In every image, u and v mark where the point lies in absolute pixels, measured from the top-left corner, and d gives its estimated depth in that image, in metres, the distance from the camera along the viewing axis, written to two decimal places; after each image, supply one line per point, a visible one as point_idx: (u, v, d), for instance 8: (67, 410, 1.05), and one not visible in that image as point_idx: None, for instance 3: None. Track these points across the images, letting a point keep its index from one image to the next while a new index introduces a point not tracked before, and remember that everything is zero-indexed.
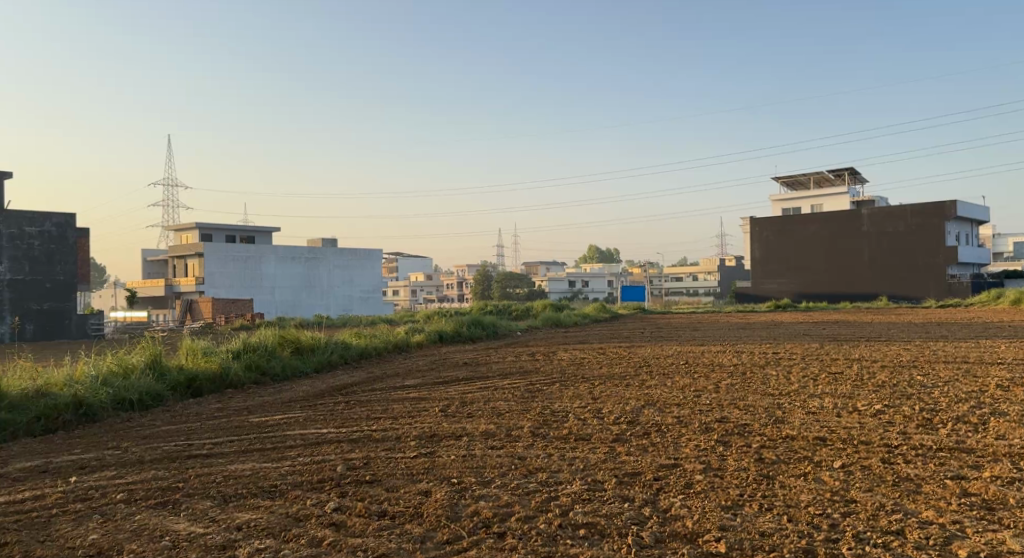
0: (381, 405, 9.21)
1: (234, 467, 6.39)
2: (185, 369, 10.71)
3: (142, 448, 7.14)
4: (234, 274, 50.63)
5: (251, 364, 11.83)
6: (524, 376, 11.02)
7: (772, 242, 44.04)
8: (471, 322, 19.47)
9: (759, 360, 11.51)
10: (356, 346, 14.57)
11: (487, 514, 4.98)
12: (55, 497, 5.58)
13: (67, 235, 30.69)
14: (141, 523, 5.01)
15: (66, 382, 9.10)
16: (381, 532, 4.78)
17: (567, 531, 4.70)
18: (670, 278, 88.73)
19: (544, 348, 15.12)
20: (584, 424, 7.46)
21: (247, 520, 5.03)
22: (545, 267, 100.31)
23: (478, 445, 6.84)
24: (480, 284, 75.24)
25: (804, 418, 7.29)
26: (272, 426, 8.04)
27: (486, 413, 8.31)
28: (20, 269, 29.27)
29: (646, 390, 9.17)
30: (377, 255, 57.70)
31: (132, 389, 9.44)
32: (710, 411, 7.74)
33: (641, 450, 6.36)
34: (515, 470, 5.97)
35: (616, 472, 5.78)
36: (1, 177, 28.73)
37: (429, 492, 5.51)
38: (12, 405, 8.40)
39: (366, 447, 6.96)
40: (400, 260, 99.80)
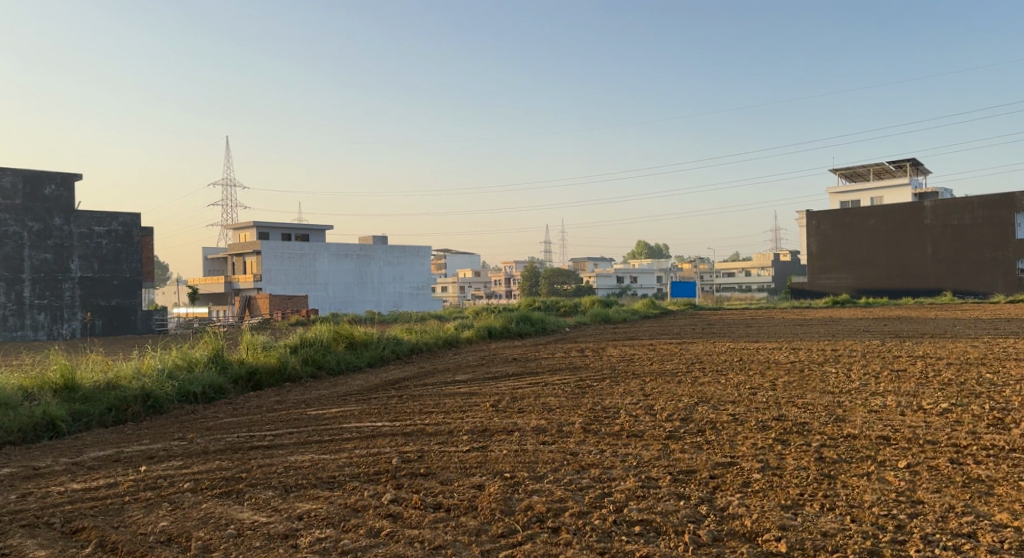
0: (433, 400, 9.30)
1: (294, 458, 6.54)
2: (246, 363, 11.02)
3: (207, 439, 7.37)
4: (291, 271, 51.67)
5: (307, 359, 12.08)
6: (574, 372, 10.99)
7: (829, 235, 42.94)
8: (520, 319, 19.46)
9: (817, 358, 11.25)
10: (407, 342, 14.71)
11: (541, 508, 5.00)
12: (126, 485, 5.81)
13: (133, 234, 31.80)
14: (207, 512, 5.18)
15: (134, 375, 9.43)
16: (437, 524, 4.84)
17: (622, 528, 4.68)
18: (722, 274, 87.36)
19: (594, 344, 15.08)
20: (637, 421, 7.40)
21: (308, 510, 5.15)
22: (593, 262, 99.86)
23: (529, 439, 6.86)
24: (528, 280, 75.32)
25: (865, 416, 7.10)
26: (329, 419, 8.22)
27: (537, 409, 8.32)
28: (90, 267, 30.44)
29: (700, 387, 9.05)
30: (426, 252, 58.12)
31: (196, 382, 9.77)
32: (767, 409, 7.60)
33: (695, 448, 6.29)
34: (568, 466, 5.97)
35: (670, 470, 5.73)
36: (72, 179, 29.94)
37: (482, 487, 5.54)
38: (87, 397, 8.75)
39: (420, 441, 7.06)
40: (449, 258, 100.68)
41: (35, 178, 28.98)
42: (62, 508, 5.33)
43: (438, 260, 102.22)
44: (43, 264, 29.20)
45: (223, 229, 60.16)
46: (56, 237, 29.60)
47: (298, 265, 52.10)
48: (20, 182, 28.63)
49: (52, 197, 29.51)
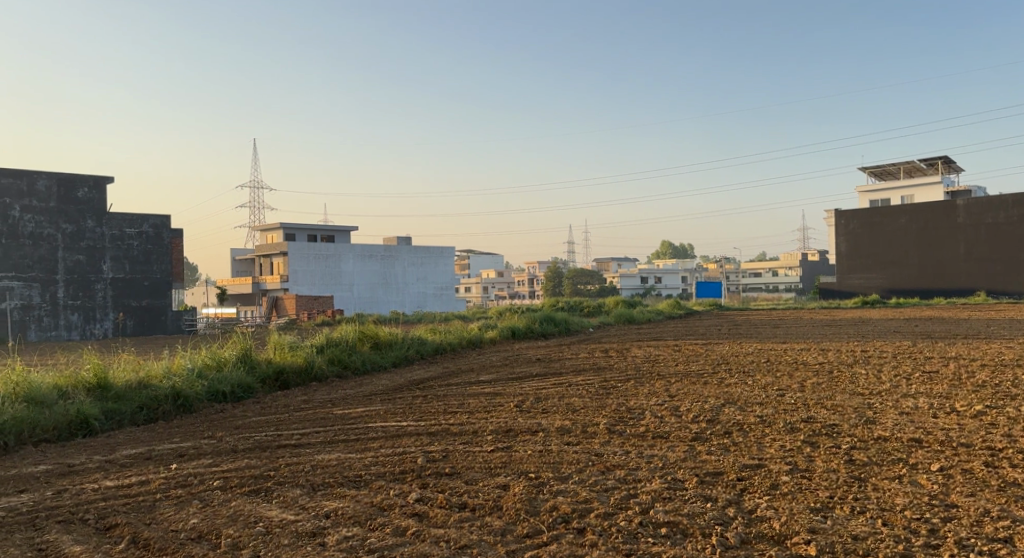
0: (458, 399, 9.32)
1: (321, 457, 6.60)
2: (274, 362, 11.14)
3: (236, 438, 7.47)
4: (317, 272, 52.16)
5: (333, 359, 12.17)
6: (599, 373, 10.96)
7: (858, 235, 42.36)
8: (543, 319, 19.45)
9: (846, 359, 11.10)
10: (431, 342, 14.77)
11: (567, 509, 4.99)
12: (157, 483, 5.90)
13: (163, 235, 32.31)
14: (236, 509, 5.24)
15: (165, 375, 9.57)
16: (462, 524, 4.85)
17: (649, 529, 4.66)
18: (748, 274, 86.55)
19: (618, 344, 15.03)
20: (662, 421, 7.36)
21: (335, 508, 5.19)
22: (617, 263, 99.42)
23: (554, 440, 6.85)
24: (552, 281, 75.26)
25: (897, 418, 6.99)
26: (354, 418, 8.28)
27: (562, 409, 8.30)
28: (121, 268, 30.97)
29: (727, 389, 8.97)
30: (450, 252, 58.28)
31: (225, 381, 9.90)
32: (796, 411, 7.52)
33: (722, 449, 6.24)
34: (593, 466, 5.95)
35: (697, 471, 5.69)
36: (104, 181, 30.45)
37: (507, 487, 5.54)
38: (119, 395, 8.89)
39: (445, 440, 7.09)
40: (473, 258, 100.95)
41: (69, 181, 29.53)
42: (96, 504, 5.43)
43: (461, 261, 102.52)
44: (77, 266, 29.74)
45: (250, 230, 60.87)
46: (89, 238, 30.13)
47: (324, 265, 52.60)
48: (54, 185, 29.20)
49: (85, 199, 30.02)
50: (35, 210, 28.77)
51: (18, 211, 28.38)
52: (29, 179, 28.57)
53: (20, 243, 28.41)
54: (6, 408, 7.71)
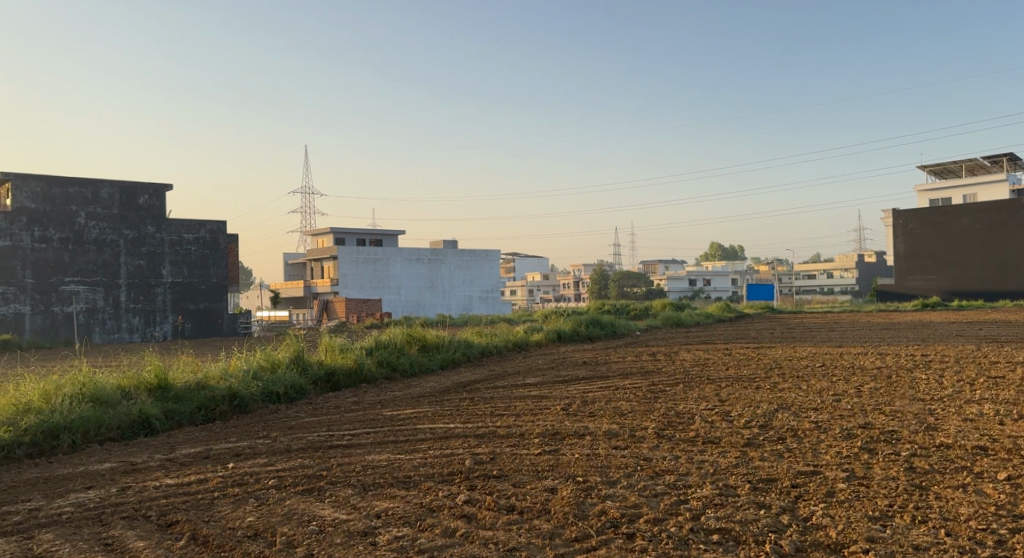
0: (503, 402, 9.35)
1: (371, 458, 6.69)
2: (325, 364, 11.34)
3: (289, 438, 7.63)
4: (365, 275, 53.11)
5: (383, 360, 12.34)
6: (646, 376, 10.85)
7: (918, 235, 41.08)
8: (590, 322, 19.36)
9: (906, 363, 10.74)
10: (478, 344, 14.86)
11: (615, 514, 4.95)
12: (215, 481, 6.06)
13: (219, 241, 33.20)
14: (291, 508, 5.35)
15: (222, 376, 9.82)
16: (511, 526, 4.85)
17: (700, 536, 4.59)
18: (801, 277, 84.72)
19: (666, 348, 14.86)
20: (712, 426, 7.26)
21: (386, 508, 5.26)
22: (665, 265, 98.09)
23: (602, 444, 6.81)
24: (598, 283, 74.81)
25: (960, 425, 6.75)
26: (403, 420, 8.37)
27: (609, 413, 8.24)
28: (180, 273, 31.90)
29: (780, 394, 8.77)
30: (496, 255, 58.36)
31: (279, 382, 10.13)
32: (852, 417, 7.33)
33: (776, 455, 6.12)
34: (642, 471, 5.90)
35: (750, 478, 5.59)
36: (163, 189, 31.47)
37: (555, 490, 5.54)
38: (178, 396, 9.15)
39: (492, 443, 7.11)
40: (518, 261, 101.16)
41: (131, 189, 30.60)
42: (157, 501, 5.60)
43: (506, 264, 102.81)
44: (137, 270, 30.75)
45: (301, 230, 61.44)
46: (149, 244, 31.15)
47: (372, 269, 53.43)
48: (117, 193, 30.26)
49: (146, 206, 31.06)
50: (99, 217, 29.85)
51: (83, 218, 29.45)
52: (93, 187, 29.64)
53: (85, 249, 29.48)
54: (72, 408, 7.99)
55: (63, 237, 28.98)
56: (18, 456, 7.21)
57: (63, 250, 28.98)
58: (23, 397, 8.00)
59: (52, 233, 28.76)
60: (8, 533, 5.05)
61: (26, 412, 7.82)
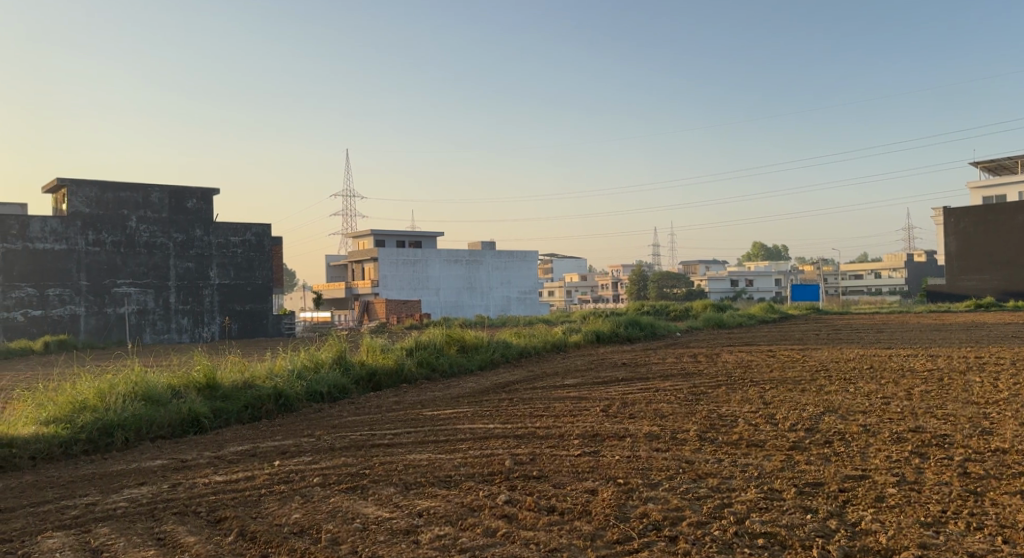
0: (543, 403, 9.39)
1: (413, 456, 6.76)
2: (367, 364, 11.47)
3: (333, 436, 7.75)
4: (404, 276, 53.61)
5: (423, 360, 12.44)
6: (687, 378, 10.75)
7: (970, 234, 39.94)
8: (629, 323, 19.23)
9: (959, 366, 10.42)
10: (517, 345, 14.87)
11: (657, 516, 4.92)
12: (262, 479, 6.18)
13: (264, 243, 33.84)
14: (335, 505, 5.43)
15: (268, 376, 10.00)
16: (552, 527, 4.85)
17: (744, 540, 4.53)
18: (848, 277, 83.02)
19: (708, 350, 14.68)
20: (757, 429, 7.16)
21: (427, 507, 5.30)
22: (706, 265, 96.66)
23: (643, 446, 6.77)
24: (637, 284, 74.20)
25: (1017, 430, 6.52)
26: (443, 419, 8.44)
27: (650, 414, 8.20)
28: (227, 275, 32.62)
29: (827, 396, 8.60)
30: (534, 256, 58.30)
31: (322, 382, 10.28)
32: (902, 420, 7.17)
33: (823, 459, 6.01)
34: (684, 474, 5.83)
35: (795, 482, 5.49)
36: (210, 193, 32.20)
37: (596, 491, 5.52)
38: (225, 394, 9.35)
39: (532, 443, 7.12)
40: (556, 262, 101.06)
41: (180, 193, 31.39)
42: (207, 497, 5.73)
43: (544, 265, 102.84)
44: (186, 273, 31.52)
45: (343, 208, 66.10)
46: (197, 246, 31.90)
47: (411, 270, 53.90)
48: (166, 197, 31.08)
49: (194, 210, 31.85)
50: (150, 221, 30.68)
51: (134, 222, 30.28)
52: (144, 192, 30.46)
53: (136, 252, 30.31)
54: (125, 406, 8.20)
55: (116, 240, 29.83)
56: (75, 453, 7.43)
57: (115, 253, 29.83)
58: (79, 395, 8.22)
59: (105, 237, 29.63)
60: (66, 526, 5.22)
61: (82, 410, 8.06)
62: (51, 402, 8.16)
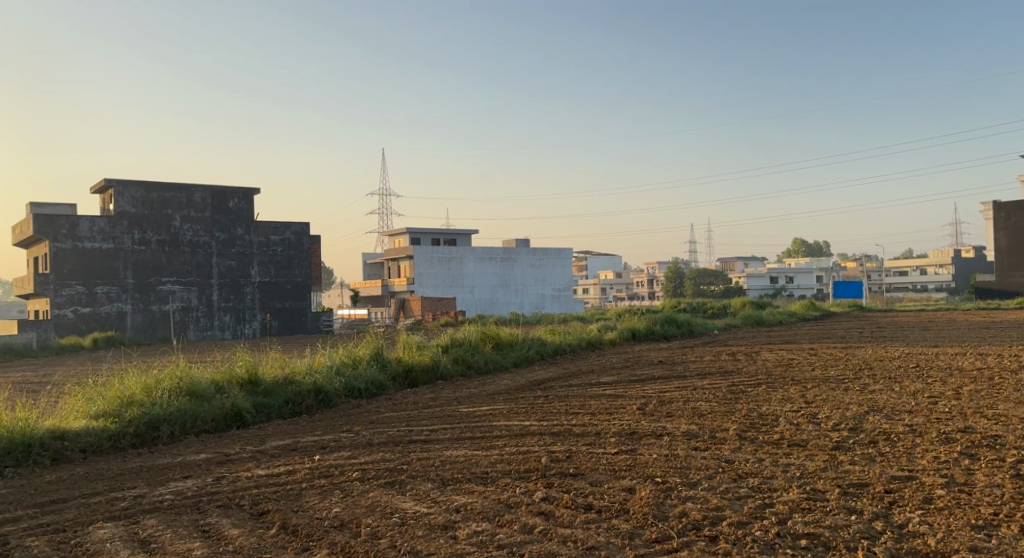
0: (579, 400, 9.34)
1: (449, 452, 6.80)
2: (403, 360, 11.54)
3: (371, 432, 7.82)
4: (439, 275, 53.90)
5: (458, 357, 12.48)
6: (726, 377, 10.60)
7: (1021, 229, 38.81)
8: (665, 321, 19.03)
9: (1010, 365, 10.13)
10: (552, 343, 14.84)
11: (697, 516, 4.86)
12: (303, 473, 6.27)
13: (303, 242, 34.33)
14: (374, 500, 5.48)
15: (307, 371, 10.15)
16: (589, 525, 4.84)
17: (786, 540, 4.47)
18: (892, 274, 81.19)
19: (746, 348, 14.50)
20: (799, 428, 7.04)
21: (464, 503, 5.32)
22: (744, 262, 95.27)
23: (681, 444, 6.69)
24: (672, 281, 73.50)
25: None
26: (479, 416, 8.46)
27: (688, 413, 8.11)
28: (267, 272, 33.17)
29: (871, 396, 8.41)
30: (568, 254, 58.12)
31: (360, 378, 10.39)
32: (950, 420, 6.98)
33: (868, 459, 5.88)
34: (724, 474, 5.76)
35: (839, 482, 5.39)
36: (250, 192, 32.84)
37: (633, 490, 5.48)
38: (267, 390, 9.50)
39: (568, 441, 7.09)
40: (590, 259, 100.64)
41: (222, 194, 32.09)
42: (250, 491, 5.83)
43: (579, 263, 102.48)
44: (228, 271, 32.14)
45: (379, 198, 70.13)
46: (238, 245, 32.52)
47: (446, 268, 54.17)
48: (209, 197, 31.81)
49: (235, 209, 32.51)
50: (193, 220, 31.38)
51: (178, 221, 30.99)
52: (187, 192, 31.22)
53: (180, 250, 31.00)
54: (171, 401, 8.38)
55: (160, 239, 30.53)
56: (123, 446, 7.63)
57: (160, 252, 30.54)
58: (127, 390, 8.41)
59: (150, 236, 30.35)
60: (117, 517, 5.35)
61: (129, 404, 8.24)
62: (99, 397, 8.37)
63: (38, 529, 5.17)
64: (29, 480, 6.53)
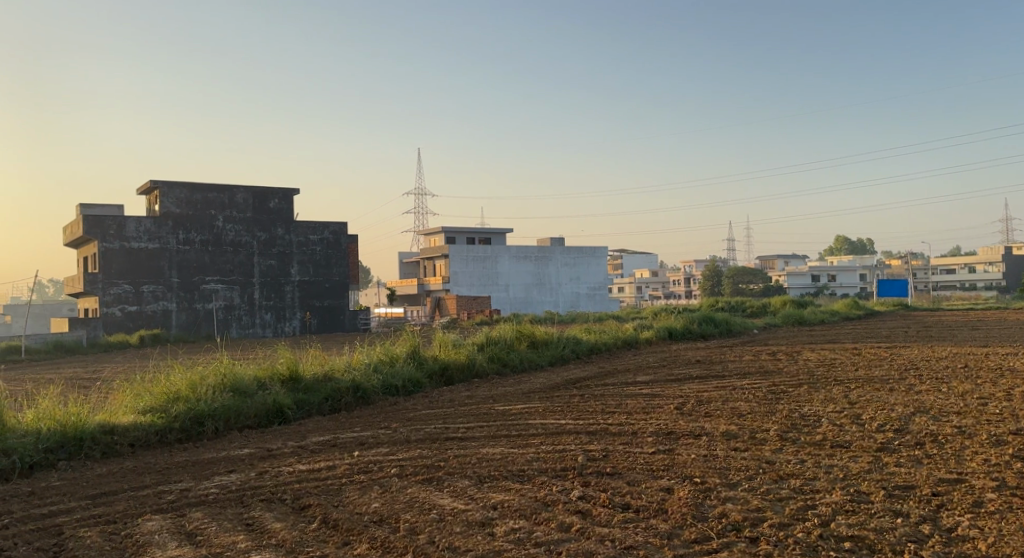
0: (615, 399, 9.28)
1: (485, 450, 6.82)
2: (439, 358, 11.61)
3: (409, 429, 7.89)
4: (475, 273, 54.07)
5: (494, 356, 12.51)
6: (767, 377, 10.44)
7: None
8: (702, 320, 18.83)
9: None
10: (587, 341, 14.78)
11: (737, 517, 4.81)
12: (343, 468, 6.36)
13: (341, 241, 34.72)
14: (413, 496, 5.53)
15: (346, 368, 10.28)
16: (626, 524, 4.81)
17: (830, 543, 4.38)
18: (939, 271, 79.13)
19: (787, 347, 14.25)
20: (842, 429, 6.91)
21: (501, 500, 5.33)
22: (784, 260, 93.78)
23: (720, 445, 6.62)
24: (710, 279, 72.68)
25: None
26: (515, 415, 8.47)
27: (727, 413, 8.02)
28: (306, 271, 33.65)
29: (917, 396, 8.22)
30: (604, 252, 57.87)
31: (397, 376, 10.50)
32: (1000, 422, 6.78)
33: (914, 462, 5.74)
34: (765, 474, 5.69)
35: (885, 484, 5.27)
36: (290, 193, 33.33)
37: (671, 490, 5.44)
38: (307, 386, 9.64)
39: (605, 440, 7.07)
40: (626, 257, 100.07)
41: (263, 194, 32.64)
42: (291, 486, 5.92)
43: (615, 261, 101.95)
44: (269, 270, 32.69)
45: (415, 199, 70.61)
46: (279, 245, 33.05)
47: (481, 267, 54.32)
48: (250, 198, 32.41)
49: (276, 210, 33.04)
50: (235, 220, 31.97)
51: (220, 221, 31.59)
52: (229, 193, 31.84)
53: (223, 250, 31.61)
54: (215, 397, 8.56)
55: (204, 239, 31.15)
56: (170, 441, 7.81)
57: (204, 252, 31.17)
58: (173, 386, 8.59)
59: (194, 236, 30.99)
60: (164, 510, 5.48)
61: (175, 400, 8.43)
62: (147, 393, 8.56)
63: (90, 521, 5.32)
64: (82, 473, 6.73)
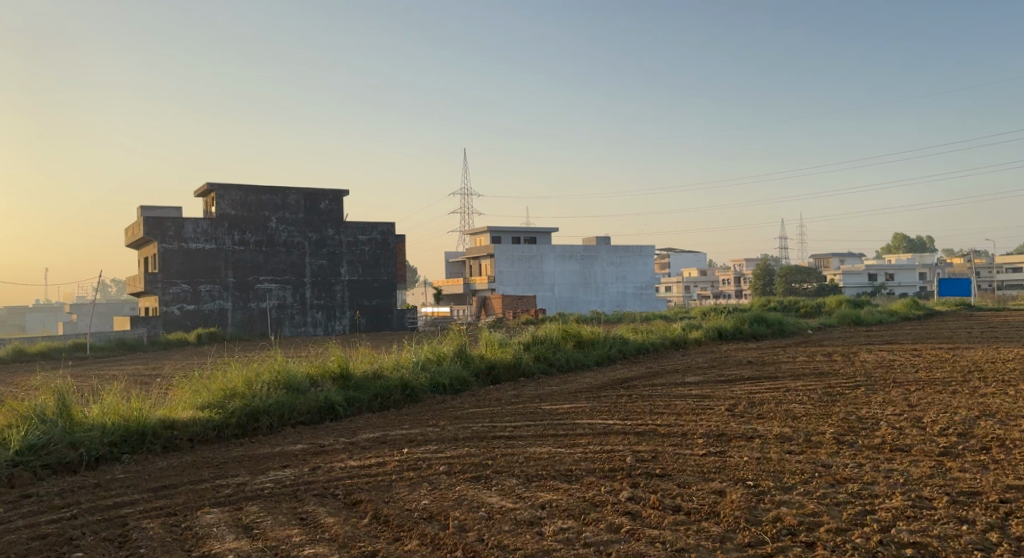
0: (663, 400, 9.18)
1: (533, 449, 6.81)
2: (486, 357, 11.65)
3: (457, 427, 7.93)
4: (521, 273, 54.12)
5: (540, 355, 12.50)
6: (821, 378, 10.21)
7: None
8: (754, 319, 18.49)
9: None
10: (635, 341, 14.66)
11: (792, 521, 4.71)
12: (393, 464, 6.43)
13: (389, 241, 35.10)
14: (461, 494, 5.55)
15: (395, 367, 10.38)
16: (678, 527, 4.74)
17: (890, 549, 4.26)
18: (1004, 270, 76.37)
19: (843, 348, 13.94)
20: (902, 433, 6.71)
21: (549, 500, 5.32)
22: (838, 259, 91.62)
23: (773, 448, 6.49)
24: (762, 279, 71.37)
25: None
26: (563, 414, 8.44)
27: (780, 415, 7.87)
28: (355, 271, 34.14)
29: (981, 399, 7.97)
30: (651, 252, 57.41)
31: (445, 374, 10.58)
32: None
33: (980, 467, 5.53)
34: (821, 478, 5.55)
35: (949, 490, 5.09)
36: (340, 194, 33.85)
37: (723, 492, 5.35)
38: (357, 384, 9.77)
39: (653, 441, 7.00)
40: (674, 256, 98.92)
41: (314, 195, 33.23)
42: (343, 481, 6.02)
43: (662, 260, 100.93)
44: (320, 269, 33.29)
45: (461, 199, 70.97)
46: (330, 246, 33.60)
47: (527, 266, 54.33)
48: (302, 199, 33.00)
49: (327, 211, 33.60)
50: (288, 221, 32.60)
51: (274, 222, 32.27)
52: (282, 194, 32.49)
53: (276, 251, 32.30)
54: (270, 393, 8.75)
55: (258, 240, 31.88)
56: (227, 436, 8.01)
57: (258, 252, 31.89)
58: (229, 382, 8.81)
59: (249, 237, 31.71)
60: (222, 503, 5.62)
61: (231, 396, 8.63)
62: (204, 389, 8.78)
63: (152, 512, 5.49)
64: (145, 466, 6.95)
